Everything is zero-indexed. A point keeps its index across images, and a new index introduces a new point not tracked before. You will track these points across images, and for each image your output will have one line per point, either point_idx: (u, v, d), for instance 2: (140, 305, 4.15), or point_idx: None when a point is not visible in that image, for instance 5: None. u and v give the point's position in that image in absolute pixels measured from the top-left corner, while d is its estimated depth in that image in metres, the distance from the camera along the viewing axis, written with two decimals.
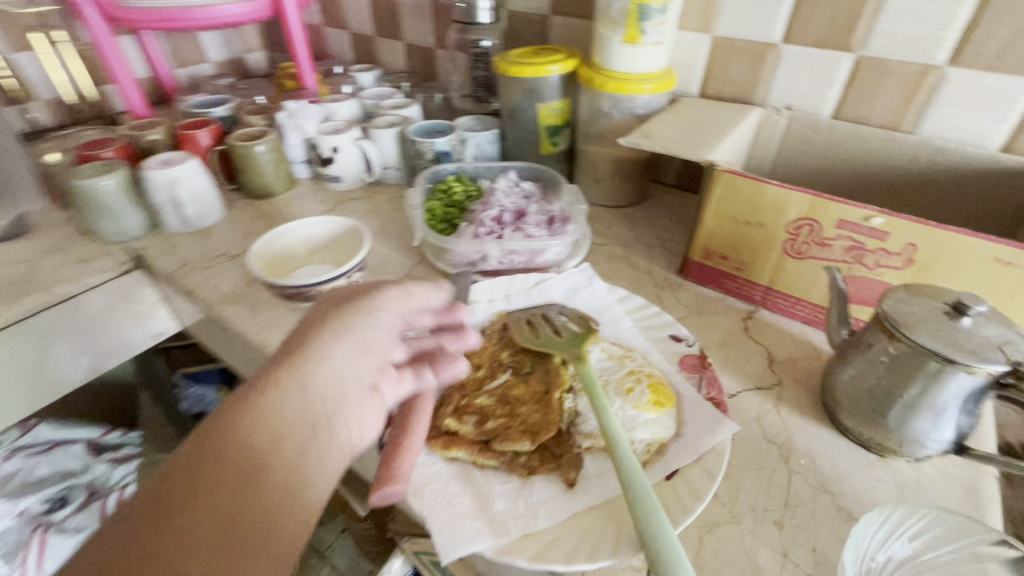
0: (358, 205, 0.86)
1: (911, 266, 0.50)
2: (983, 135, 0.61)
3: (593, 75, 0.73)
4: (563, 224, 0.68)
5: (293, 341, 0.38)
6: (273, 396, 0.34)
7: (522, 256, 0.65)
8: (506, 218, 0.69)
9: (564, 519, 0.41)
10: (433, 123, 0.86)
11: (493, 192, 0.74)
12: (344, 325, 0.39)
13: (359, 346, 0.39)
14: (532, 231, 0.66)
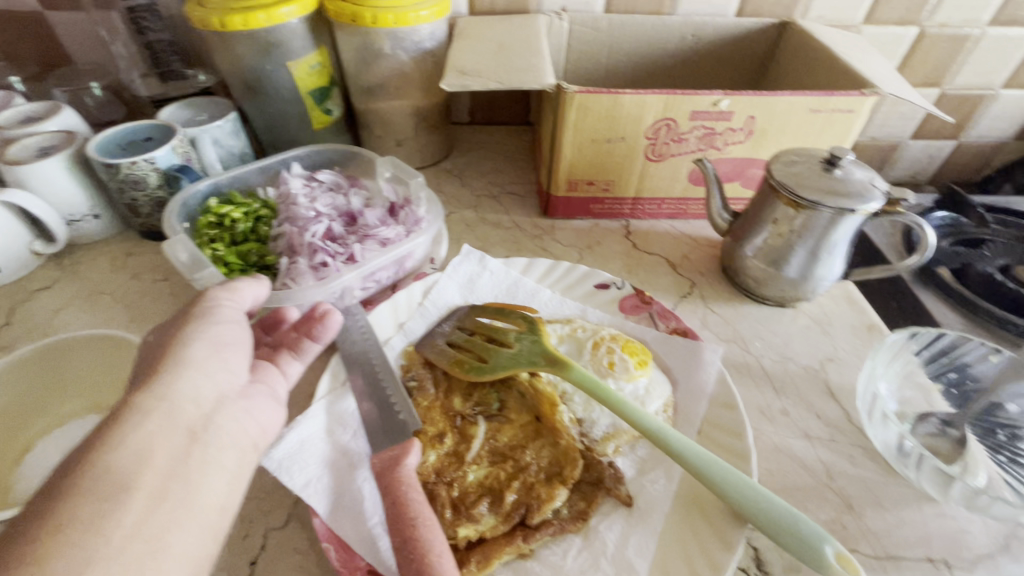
0: (57, 294, 0.53)
1: (751, 136, 0.54)
2: (723, 4, 0.68)
3: (352, 9, 0.55)
4: (412, 210, 0.52)
5: (143, 364, 0.31)
6: (132, 420, 0.27)
7: (386, 271, 0.49)
8: (338, 230, 0.50)
9: (654, 546, 0.34)
10: (125, 126, 0.55)
11: (291, 200, 0.53)
12: (195, 327, 0.33)
13: (218, 345, 0.33)
14: (384, 235, 0.50)
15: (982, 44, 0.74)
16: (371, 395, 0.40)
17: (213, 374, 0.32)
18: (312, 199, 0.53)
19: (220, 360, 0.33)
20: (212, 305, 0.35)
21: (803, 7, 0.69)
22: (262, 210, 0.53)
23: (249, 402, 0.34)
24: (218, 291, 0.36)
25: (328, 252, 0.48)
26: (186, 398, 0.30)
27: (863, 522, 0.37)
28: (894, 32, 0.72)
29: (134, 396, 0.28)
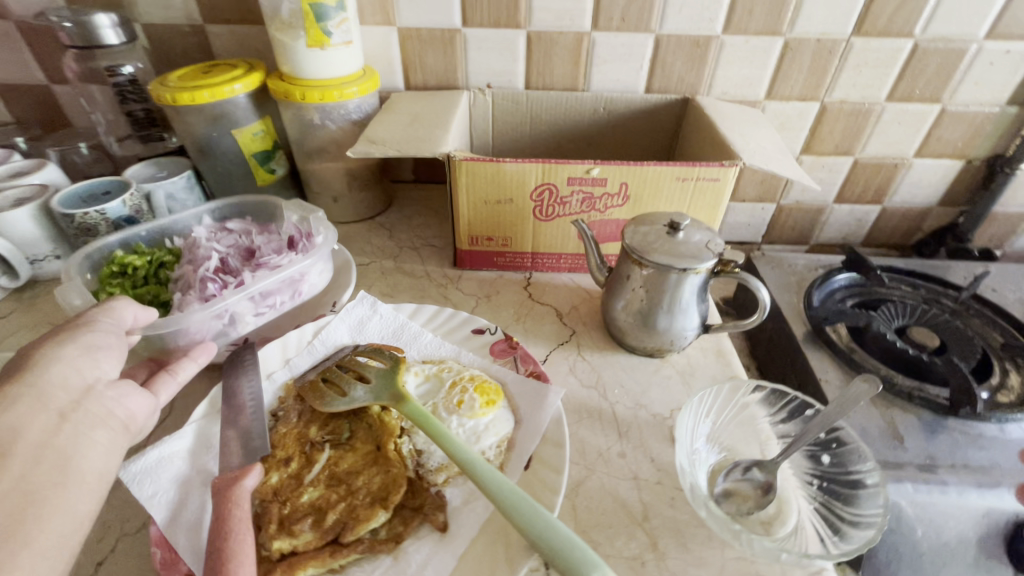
0: (12, 322, 0.61)
1: (629, 200, 0.60)
2: (631, 82, 0.76)
3: (287, 87, 0.64)
4: (309, 236, 0.59)
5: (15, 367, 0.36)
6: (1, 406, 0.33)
7: (279, 295, 0.55)
8: (231, 264, 0.57)
9: (451, 569, 0.37)
10: (91, 182, 0.64)
11: (197, 245, 0.59)
12: (63, 335, 0.38)
13: (87, 347, 0.38)
14: (277, 261, 0.56)
15: (885, 118, 0.79)
16: (237, 420, 0.45)
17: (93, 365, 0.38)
18: (218, 245, 0.60)
19: (91, 360, 0.38)
20: (94, 320, 0.41)
21: (707, 84, 0.76)
22: (166, 258, 0.59)
23: (122, 389, 0.39)
24: (99, 311, 0.42)
25: (223, 286, 0.54)
26: (54, 386, 0.35)
27: (664, 561, 0.40)
28: (796, 107, 0.78)
29: (7, 390, 0.34)
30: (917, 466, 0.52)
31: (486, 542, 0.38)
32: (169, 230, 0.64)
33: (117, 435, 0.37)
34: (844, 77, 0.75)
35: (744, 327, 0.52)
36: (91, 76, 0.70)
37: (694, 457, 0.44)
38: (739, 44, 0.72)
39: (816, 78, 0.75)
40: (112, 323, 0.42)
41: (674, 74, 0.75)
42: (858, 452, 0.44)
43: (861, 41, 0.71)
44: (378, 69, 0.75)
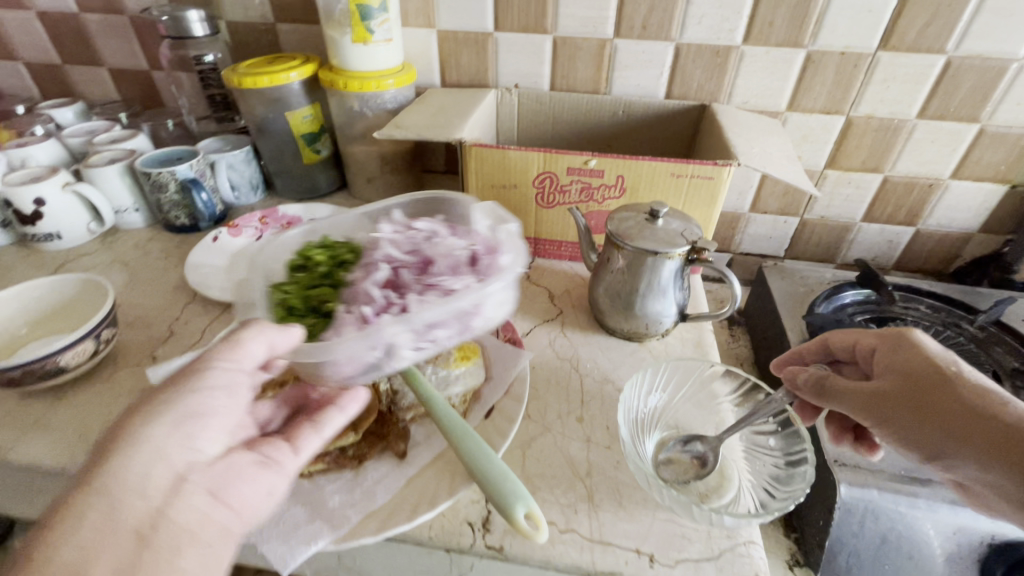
0: (95, 259, 0.73)
1: (625, 192, 0.63)
2: (651, 88, 0.79)
3: (332, 77, 0.73)
4: (496, 270, 0.46)
5: (108, 437, 0.32)
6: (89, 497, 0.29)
7: (448, 328, 0.43)
8: (400, 255, 0.48)
9: (401, 486, 0.43)
10: (168, 150, 0.76)
11: (375, 250, 0.49)
12: (168, 398, 0.34)
13: (186, 418, 0.34)
14: (456, 286, 0.44)
15: (916, 135, 0.77)
16: None
17: (187, 434, 0.33)
18: (388, 242, 0.50)
19: (184, 433, 0.33)
20: (198, 379, 0.36)
21: (727, 93, 0.78)
22: (346, 256, 0.49)
23: (244, 485, 0.35)
24: (223, 349, 0.38)
25: (388, 304, 0.43)
26: (129, 491, 0.30)
27: (596, 512, 0.43)
28: (820, 120, 0.78)
29: (94, 477, 0.30)
30: (887, 476, 0.52)
31: (433, 470, 0.44)
32: (356, 223, 0.56)
33: (217, 543, 0.32)
34: (871, 92, 0.74)
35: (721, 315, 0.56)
36: (180, 62, 0.82)
37: (643, 420, 0.51)
38: (759, 54, 0.73)
39: (841, 91, 0.75)
40: (223, 377, 0.37)
41: (693, 81, 0.78)
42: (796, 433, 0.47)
43: (888, 55, 0.71)
44: (419, 66, 0.83)
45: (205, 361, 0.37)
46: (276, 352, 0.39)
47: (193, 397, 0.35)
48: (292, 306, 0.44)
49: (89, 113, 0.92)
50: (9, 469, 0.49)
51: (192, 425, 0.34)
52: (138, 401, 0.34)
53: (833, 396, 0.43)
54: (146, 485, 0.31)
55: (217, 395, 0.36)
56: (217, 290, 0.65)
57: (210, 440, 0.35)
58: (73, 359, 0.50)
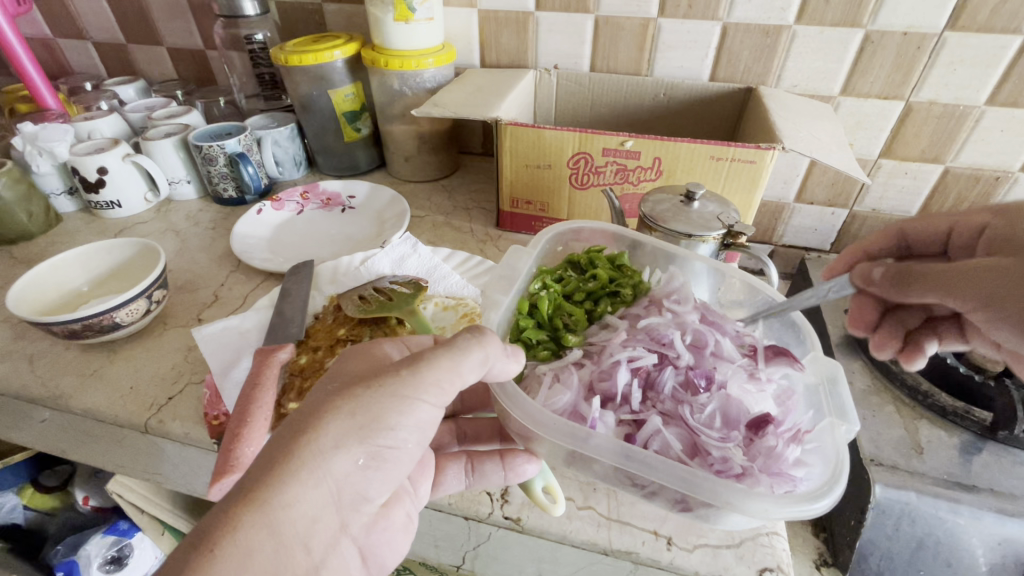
0: (150, 227, 0.78)
1: (662, 174, 0.62)
2: (695, 70, 0.77)
3: (373, 55, 0.74)
4: (773, 477, 0.37)
5: (305, 422, 0.31)
6: (277, 504, 0.29)
7: (670, 491, 0.36)
8: (678, 349, 0.44)
9: None
10: (219, 125, 0.79)
11: (648, 321, 0.46)
12: (362, 417, 0.31)
13: (375, 455, 0.32)
14: (710, 454, 0.38)
15: (984, 124, 0.70)
16: (286, 314, 0.55)
17: (362, 483, 0.32)
18: (666, 318, 0.47)
19: (367, 475, 0.32)
20: (394, 418, 0.32)
21: (776, 76, 0.75)
22: (625, 291, 0.50)
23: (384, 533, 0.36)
24: (439, 377, 0.33)
25: (628, 406, 0.42)
26: (299, 521, 0.30)
27: (615, 492, 0.43)
28: (876, 105, 0.73)
29: (287, 481, 0.29)
30: (927, 479, 0.50)
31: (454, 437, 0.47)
32: (646, 259, 0.54)
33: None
34: (935, 76, 0.69)
35: None
36: (232, 41, 0.85)
37: None
38: (812, 34, 0.70)
39: (901, 74, 0.70)
40: (424, 421, 0.34)
41: (740, 64, 0.75)
42: None
43: (956, 36, 0.65)
44: (458, 47, 0.84)
45: (415, 391, 0.33)
46: (487, 374, 0.37)
47: (386, 436, 0.32)
48: (536, 310, 0.49)
49: (149, 91, 0.97)
50: (70, 414, 0.53)
51: (373, 470, 0.33)
52: (337, 412, 0.31)
53: (918, 284, 0.37)
54: (313, 536, 0.30)
55: (410, 433, 0.33)
56: (259, 259, 0.68)
57: (381, 488, 0.34)
58: (127, 316, 0.54)
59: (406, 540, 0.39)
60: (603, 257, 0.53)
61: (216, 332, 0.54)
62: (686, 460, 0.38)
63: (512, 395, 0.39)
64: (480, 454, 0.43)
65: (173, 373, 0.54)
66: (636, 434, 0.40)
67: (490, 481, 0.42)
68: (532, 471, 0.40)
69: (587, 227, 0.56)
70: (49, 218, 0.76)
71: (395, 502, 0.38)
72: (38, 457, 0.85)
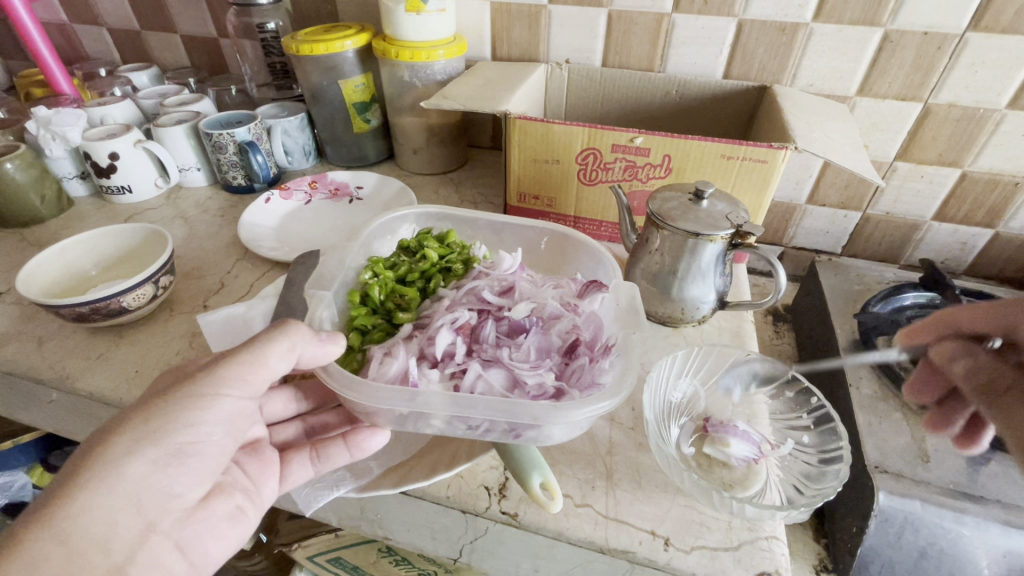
0: (159, 213, 0.79)
1: (671, 172, 0.61)
2: (708, 67, 0.76)
3: (385, 46, 0.74)
4: (585, 389, 0.42)
5: (99, 437, 0.35)
6: (75, 506, 0.33)
7: (499, 424, 0.39)
8: (495, 302, 0.49)
9: (422, 446, 0.47)
10: (230, 113, 0.79)
11: (473, 287, 0.51)
12: (151, 424, 0.36)
13: (174, 452, 0.36)
14: (527, 383, 0.42)
15: (1006, 127, 0.69)
16: (291, 302, 0.55)
17: (166, 481, 0.36)
18: (491, 280, 0.51)
19: (168, 472, 0.36)
20: (191, 415, 0.37)
21: (791, 75, 0.73)
22: (456, 266, 0.54)
23: (205, 526, 0.39)
24: (230, 376, 0.38)
25: (452, 361, 0.45)
26: (87, 530, 0.33)
27: (613, 490, 0.44)
28: (893, 107, 0.71)
29: (79, 491, 0.33)
30: (932, 488, 0.50)
31: (436, 444, 0.47)
32: (481, 233, 0.60)
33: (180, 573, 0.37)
34: (955, 77, 0.67)
35: (760, 305, 0.56)
36: (245, 30, 0.86)
37: (670, 407, 0.52)
38: (829, 32, 0.68)
39: (920, 76, 0.68)
40: (222, 411, 0.38)
41: (755, 61, 0.73)
42: (831, 437, 0.47)
43: (979, 36, 0.64)
44: (470, 39, 0.83)
45: (215, 387, 0.38)
46: (302, 360, 0.41)
47: (186, 432, 0.37)
48: (368, 298, 0.51)
49: (162, 77, 0.97)
50: (76, 396, 0.53)
51: (176, 465, 0.37)
52: (128, 424, 0.36)
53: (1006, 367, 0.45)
54: (112, 539, 0.34)
55: (213, 427, 0.38)
56: (266, 248, 0.68)
57: (189, 482, 0.38)
58: (133, 300, 0.54)
59: (236, 530, 0.41)
60: (431, 237, 0.56)
61: (220, 318, 0.54)
62: (507, 394, 0.41)
63: (333, 375, 0.41)
64: (326, 440, 0.46)
65: (178, 358, 0.54)
66: (461, 384, 0.43)
67: (340, 462, 0.45)
68: (376, 442, 0.44)
69: (410, 214, 0.59)
70: (61, 202, 0.77)
71: (218, 494, 0.40)
72: (47, 436, 0.86)
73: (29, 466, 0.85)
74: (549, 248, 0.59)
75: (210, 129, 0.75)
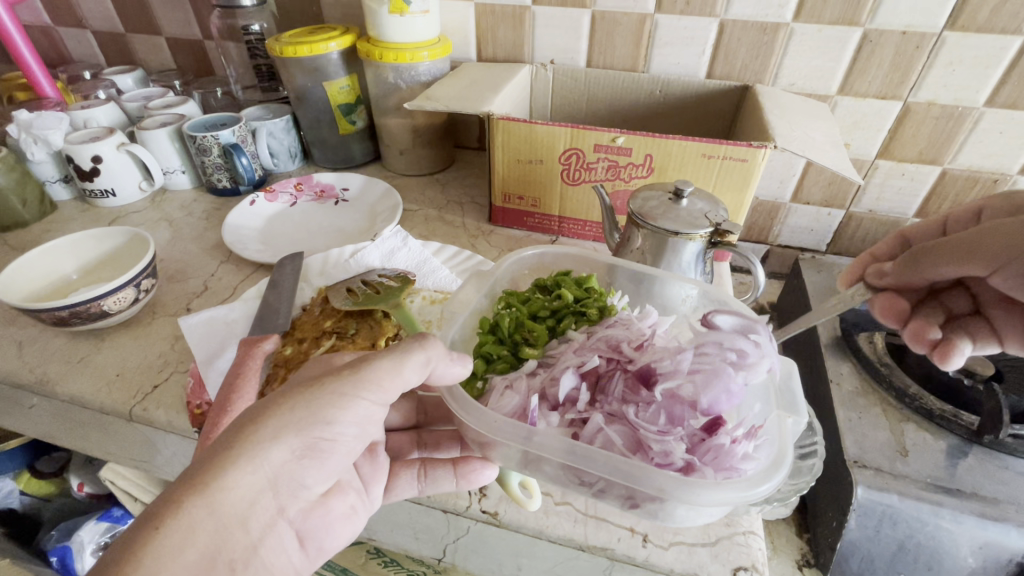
0: (144, 216, 0.78)
1: (653, 172, 0.62)
2: (692, 67, 0.76)
3: (369, 47, 0.74)
4: (720, 471, 0.36)
5: (258, 409, 0.34)
6: (230, 477, 0.32)
7: (617, 488, 0.36)
8: (627, 353, 0.42)
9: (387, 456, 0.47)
10: (214, 115, 0.79)
11: (605, 332, 0.44)
12: (301, 412, 0.34)
13: (312, 447, 0.35)
14: (651, 448, 0.37)
15: (983, 125, 0.70)
16: (272, 305, 0.55)
17: (298, 472, 0.35)
18: (628, 330, 0.44)
19: (303, 468, 0.35)
20: (332, 413, 0.35)
21: (773, 74, 0.74)
22: (591, 310, 0.48)
23: (323, 521, 0.38)
24: (364, 382, 0.36)
25: (574, 407, 0.41)
26: (231, 507, 0.32)
27: None
28: (874, 105, 0.72)
29: (231, 467, 0.32)
30: (911, 482, 0.50)
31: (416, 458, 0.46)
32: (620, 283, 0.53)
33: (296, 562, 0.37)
34: (934, 76, 0.68)
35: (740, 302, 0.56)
36: (229, 32, 0.86)
37: None
38: (810, 32, 0.69)
39: (899, 74, 0.69)
40: (364, 412, 0.36)
41: (738, 61, 0.74)
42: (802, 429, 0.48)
43: (955, 35, 0.64)
44: (455, 40, 0.83)
45: (356, 388, 0.35)
46: (433, 376, 0.38)
47: (323, 429, 0.35)
48: (498, 328, 0.48)
49: (148, 80, 0.97)
50: (58, 401, 0.53)
51: (311, 459, 0.35)
52: (280, 406, 0.34)
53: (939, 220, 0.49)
54: (251, 518, 0.33)
55: (348, 427, 0.36)
56: (251, 250, 0.68)
57: (318, 477, 0.37)
58: (115, 303, 0.54)
59: (349, 526, 0.41)
60: (570, 278, 0.51)
61: (202, 321, 0.54)
62: (628, 455, 0.37)
63: (456, 397, 0.39)
64: (434, 461, 0.44)
65: (159, 362, 0.54)
66: (580, 434, 0.39)
67: (445, 486, 0.43)
68: (486, 476, 0.41)
69: (550, 253, 0.55)
70: (44, 206, 0.76)
71: (337, 492, 0.40)
72: (34, 442, 0.85)
73: (16, 473, 0.84)
74: (652, 292, 0.52)
75: (194, 131, 0.75)
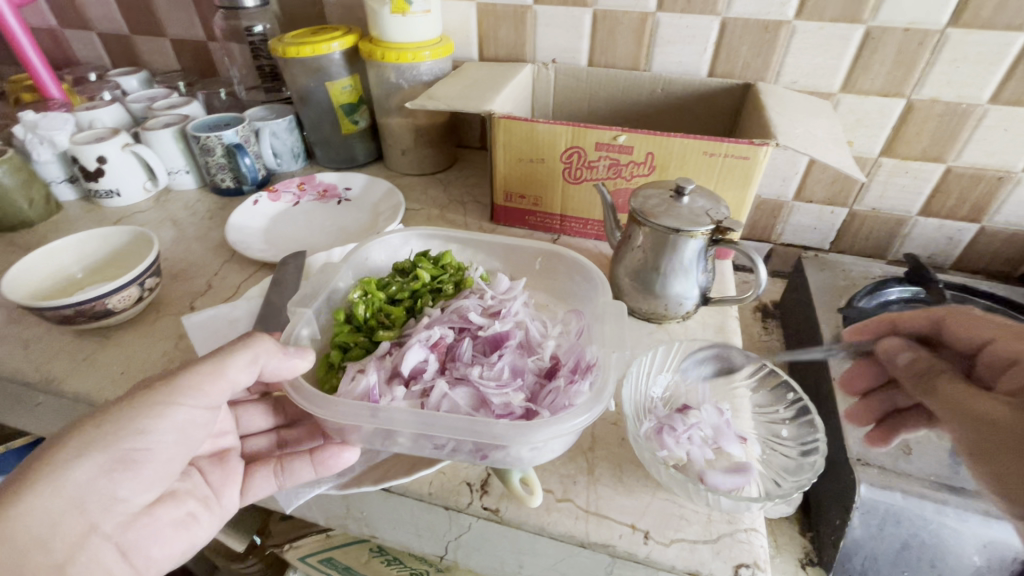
0: (148, 216, 0.79)
1: (655, 170, 0.62)
2: (693, 65, 0.76)
3: (370, 48, 0.74)
4: (556, 410, 0.44)
5: (66, 430, 0.36)
6: (24, 502, 0.33)
7: (465, 445, 0.40)
8: (477, 322, 0.51)
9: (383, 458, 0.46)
10: (217, 115, 0.79)
11: (457, 305, 0.53)
12: (105, 426, 0.36)
13: (123, 459, 0.36)
14: (493, 403, 0.44)
15: (987, 122, 0.69)
16: (275, 304, 0.55)
17: (110, 486, 0.36)
18: (476, 300, 0.54)
19: (114, 480, 0.36)
20: (141, 422, 0.37)
21: (775, 72, 0.74)
22: (447, 287, 0.56)
23: (152, 529, 0.39)
24: (190, 383, 0.38)
25: (420, 380, 0.47)
26: (29, 531, 0.32)
27: (595, 485, 0.44)
28: (876, 103, 0.72)
29: (31, 487, 0.33)
30: (914, 480, 0.50)
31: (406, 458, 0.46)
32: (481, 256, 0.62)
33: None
34: (937, 73, 0.68)
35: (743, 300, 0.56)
36: (232, 33, 0.87)
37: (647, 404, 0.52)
38: (812, 30, 0.69)
39: (902, 72, 0.69)
40: (183, 418, 0.39)
41: (739, 59, 0.74)
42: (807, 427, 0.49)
43: (959, 33, 0.64)
44: (456, 40, 0.84)
45: (169, 396, 0.38)
46: (266, 371, 0.42)
47: (133, 440, 0.36)
48: (352, 317, 0.53)
49: (151, 81, 0.97)
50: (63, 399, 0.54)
51: (121, 472, 0.36)
52: (82, 427, 0.36)
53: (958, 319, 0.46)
54: (53, 538, 0.33)
55: (164, 435, 0.38)
56: (255, 249, 0.68)
57: (137, 488, 0.37)
58: (118, 302, 0.55)
59: (182, 537, 0.41)
60: (426, 258, 0.58)
61: (206, 320, 0.54)
62: (472, 412, 0.44)
63: (300, 389, 0.43)
64: (290, 455, 0.46)
65: (163, 360, 0.55)
66: (427, 401, 0.45)
67: (305, 477, 0.45)
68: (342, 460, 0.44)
69: (415, 236, 0.61)
70: (49, 206, 0.77)
71: (167, 500, 0.41)
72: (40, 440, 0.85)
73: None
74: (544, 268, 0.60)
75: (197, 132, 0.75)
